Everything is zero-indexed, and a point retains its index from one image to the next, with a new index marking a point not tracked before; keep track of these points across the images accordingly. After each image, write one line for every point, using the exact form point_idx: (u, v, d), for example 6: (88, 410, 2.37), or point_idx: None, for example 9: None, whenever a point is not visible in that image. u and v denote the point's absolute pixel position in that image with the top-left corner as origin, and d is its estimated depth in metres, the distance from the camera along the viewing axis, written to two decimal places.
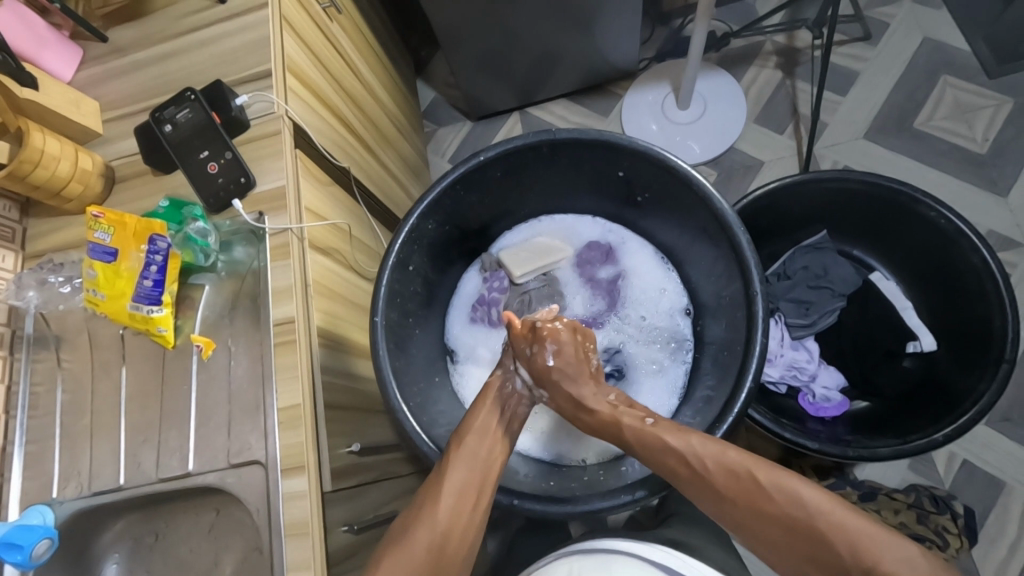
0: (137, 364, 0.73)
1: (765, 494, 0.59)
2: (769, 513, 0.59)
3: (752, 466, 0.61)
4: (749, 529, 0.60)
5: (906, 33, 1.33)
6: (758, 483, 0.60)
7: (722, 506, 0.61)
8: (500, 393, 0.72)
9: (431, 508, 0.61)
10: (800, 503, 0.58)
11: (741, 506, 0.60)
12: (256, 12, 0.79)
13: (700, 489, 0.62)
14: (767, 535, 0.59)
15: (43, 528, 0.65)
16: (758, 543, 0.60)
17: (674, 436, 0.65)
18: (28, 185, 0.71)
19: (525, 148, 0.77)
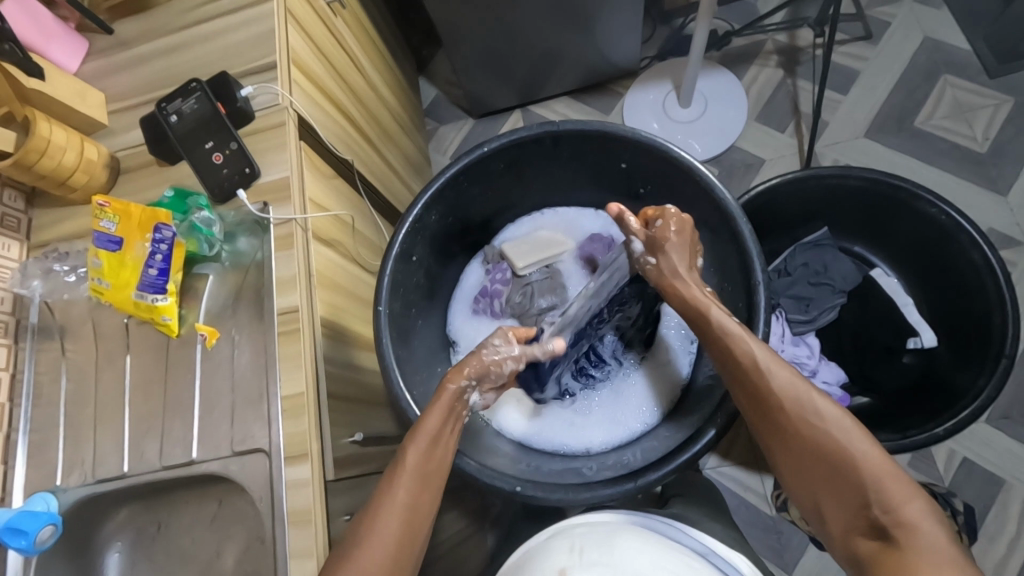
0: (141, 353, 0.74)
1: (818, 424, 0.57)
2: (815, 443, 0.57)
3: (826, 436, 0.57)
4: (784, 449, 0.59)
5: (906, 33, 1.34)
6: (808, 407, 0.58)
7: (771, 418, 0.60)
8: (452, 402, 0.63)
9: (384, 515, 0.57)
10: (848, 437, 0.56)
11: (789, 423, 0.58)
12: (261, 5, 0.79)
13: (753, 392, 0.61)
14: (801, 458, 0.58)
15: (47, 515, 0.66)
16: (786, 467, 0.59)
17: (748, 337, 0.62)
18: (34, 174, 0.72)
19: (528, 140, 0.77)
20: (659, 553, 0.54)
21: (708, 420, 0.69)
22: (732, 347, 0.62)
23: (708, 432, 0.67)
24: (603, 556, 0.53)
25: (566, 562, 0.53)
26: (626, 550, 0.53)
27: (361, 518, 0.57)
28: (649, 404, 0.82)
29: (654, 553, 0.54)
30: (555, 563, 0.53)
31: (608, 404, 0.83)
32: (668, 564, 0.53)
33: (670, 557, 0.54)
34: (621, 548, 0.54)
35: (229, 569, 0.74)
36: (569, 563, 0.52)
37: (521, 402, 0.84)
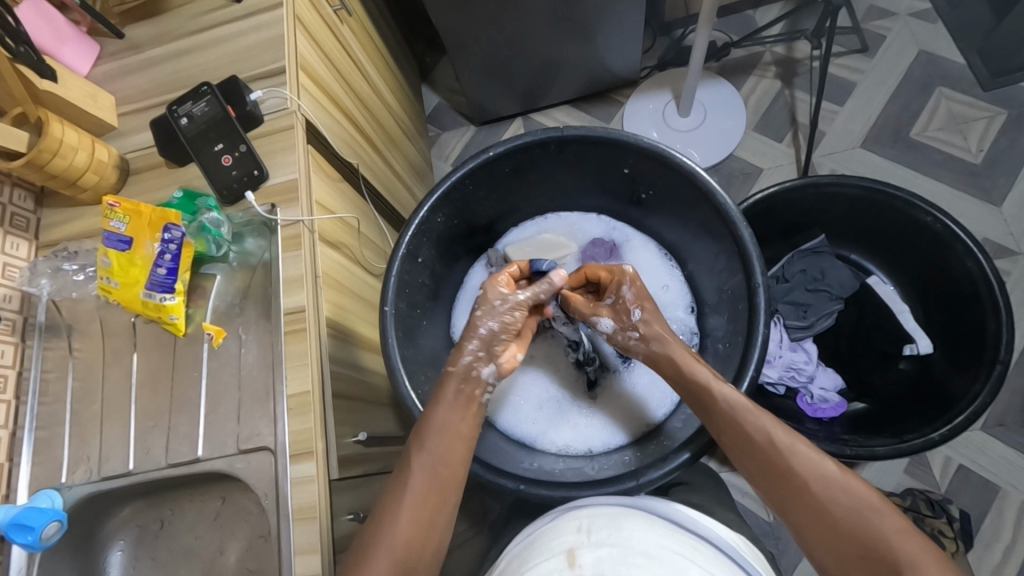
0: (149, 351, 0.75)
1: (841, 497, 0.58)
2: (841, 517, 0.57)
3: (807, 477, 0.60)
4: (812, 526, 0.58)
5: (902, 46, 1.36)
6: (829, 479, 0.59)
7: (791, 494, 0.60)
8: (458, 382, 0.67)
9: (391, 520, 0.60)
10: (874, 512, 0.56)
11: (812, 498, 0.59)
12: (271, 11, 0.81)
13: (772, 468, 0.61)
14: (829, 534, 0.57)
15: (52, 511, 0.66)
16: (816, 545, 0.58)
17: (758, 412, 0.64)
18: (45, 174, 0.73)
19: (534, 144, 0.79)
20: (666, 532, 0.53)
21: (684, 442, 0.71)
22: (748, 423, 0.64)
23: (682, 453, 0.69)
24: (612, 536, 0.52)
25: (574, 541, 0.51)
26: (634, 530, 0.52)
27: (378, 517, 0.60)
28: (645, 414, 0.83)
29: (661, 533, 0.53)
30: (562, 543, 0.52)
31: (605, 410, 0.84)
32: (676, 543, 0.52)
33: (675, 537, 0.54)
34: (629, 529, 0.53)
35: (231, 568, 0.74)
36: (577, 542, 0.51)
37: (517, 393, 0.86)
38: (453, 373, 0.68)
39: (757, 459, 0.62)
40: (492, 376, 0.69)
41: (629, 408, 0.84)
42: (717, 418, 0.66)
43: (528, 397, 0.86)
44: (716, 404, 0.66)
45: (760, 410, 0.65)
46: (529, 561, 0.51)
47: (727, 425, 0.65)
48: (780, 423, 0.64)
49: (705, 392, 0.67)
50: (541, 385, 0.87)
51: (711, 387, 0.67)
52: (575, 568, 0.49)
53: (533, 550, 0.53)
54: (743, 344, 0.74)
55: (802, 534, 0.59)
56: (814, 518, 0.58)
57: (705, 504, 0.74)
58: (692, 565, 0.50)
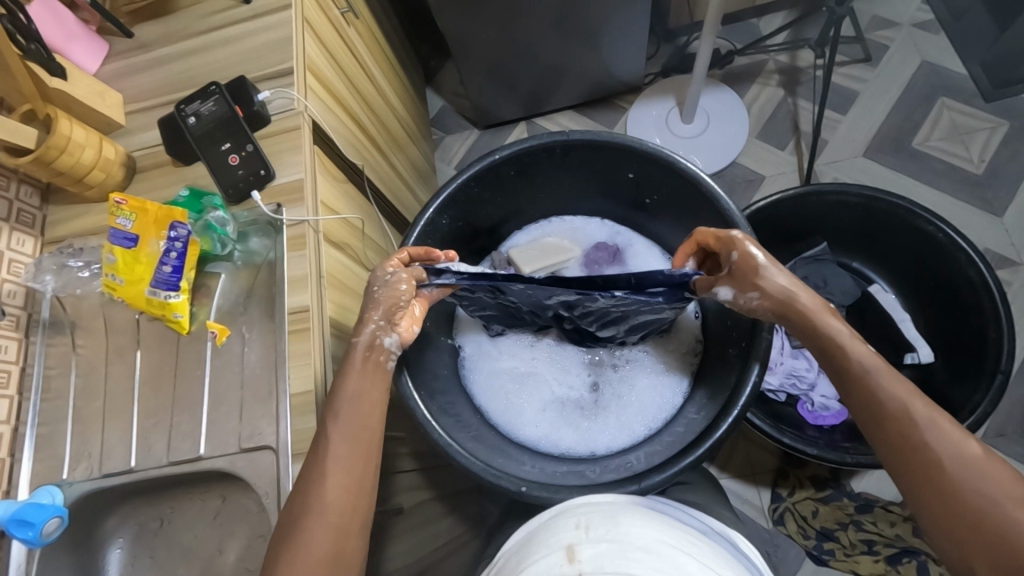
0: (152, 348, 0.75)
1: (974, 479, 0.53)
2: (970, 501, 0.52)
3: (937, 453, 0.55)
4: (933, 503, 0.54)
5: (905, 56, 1.37)
6: (964, 459, 0.54)
7: (912, 467, 0.56)
8: (365, 350, 0.66)
9: (326, 486, 0.59)
10: (1009, 501, 0.51)
11: (938, 475, 0.54)
12: (280, 13, 0.81)
13: (898, 439, 0.57)
14: (949, 515, 0.53)
15: (53, 507, 0.66)
16: (932, 524, 0.54)
17: (895, 379, 0.59)
18: (52, 171, 0.73)
19: (539, 148, 0.79)
20: (664, 528, 0.53)
21: (717, 414, 0.72)
22: (879, 387, 0.59)
23: (729, 415, 0.69)
24: (610, 532, 0.52)
25: (573, 538, 0.51)
26: (632, 526, 0.52)
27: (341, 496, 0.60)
28: (654, 412, 0.83)
29: (659, 528, 0.53)
30: (561, 539, 0.52)
31: (614, 407, 0.85)
32: (673, 538, 0.52)
33: (674, 533, 0.53)
34: (627, 525, 0.53)
35: (230, 567, 0.74)
36: (576, 539, 0.51)
37: (521, 397, 0.86)
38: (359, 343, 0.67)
39: (884, 424, 0.58)
40: (395, 345, 0.68)
41: (636, 399, 0.84)
42: (852, 382, 0.61)
43: (531, 402, 0.86)
44: (849, 367, 0.62)
45: (898, 377, 0.60)
46: (528, 558, 0.51)
47: (857, 384, 0.61)
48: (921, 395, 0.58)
49: (841, 352, 0.62)
50: (542, 391, 0.87)
51: (842, 348, 0.62)
52: (575, 563, 0.48)
53: (532, 548, 0.53)
54: (745, 347, 0.74)
55: (921, 513, 0.55)
56: (937, 496, 0.54)
57: (704, 507, 0.74)
58: (689, 560, 0.50)
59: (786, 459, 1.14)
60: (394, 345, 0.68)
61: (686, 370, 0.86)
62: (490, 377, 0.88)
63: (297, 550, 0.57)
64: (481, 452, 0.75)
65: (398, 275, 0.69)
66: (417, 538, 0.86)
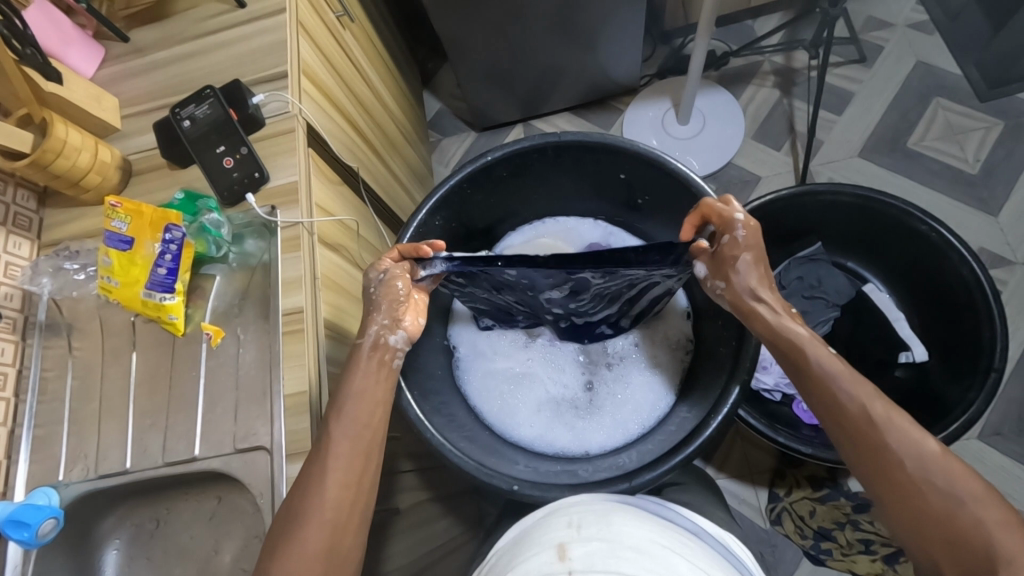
0: (147, 350, 0.75)
1: (935, 479, 0.54)
2: (932, 501, 0.54)
3: (899, 454, 0.56)
4: (898, 507, 0.55)
5: (900, 57, 1.38)
6: (925, 457, 0.56)
7: (876, 470, 0.57)
8: (370, 351, 0.68)
9: (317, 485, 0.60)
10: (970, 500, 0.53)
11: (902, 476, 0.56)
12: (276, 17, 0.82)
13: (862, 444, 0.58)
14: (914, 517, 0.54)
15: (50, 508, 0.66)
16: (898, 524, 0.56)
17: (855, 380, 0.60)
18: (48, 174, 0.74)
19: (532, 149, 0.80)
20: (656, 528, 0.54)
21: (709, 413, 0.72)
22: (839, 391, 0.60)
23: (719, 415, 0.70)
24: (602, 531, 0.52)
25: (565, 537, 0.51)
26: (624, 525, 0.52)
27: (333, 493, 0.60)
28: (648, 409, 0.84)
29: (651, 528, 0.54)
30: (553, 538, 0.52)
31: (607, 407, 0.85)
32: (665, 538, 0.53)
33: (666, 533, 0.54)
34: (618, 524, 0.53)
35: (226, 568, 0.75)
36: (568, 537, 0.51)
37: (515, 397, 0.86)
38: (363, 343, 0.68)
39: (848, 428, 0.59)
40: (400, 342, 0.70)
41: (631, 398, 0.85)
42: (815, 387, 0.62)
43: (525, 402, 0.86)
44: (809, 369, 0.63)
45: (857, 377, 0.61)
46: (519, 557, 0.51)
47: (819, 387, 0.62)
48: (879, 393, 0.60)
49: (796, 355, 0.64)
50: (536, 391, 0.87)
51: (804, 351, 0.63)
52: (565, 560, 0.49)
53: (523, 546, 0.53)
54: (736, 346, 0.75)
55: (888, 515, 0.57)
56: (901, 500, 0.55)
57: (697, 506, 0.75)
58: (681, 560, 0.50)
59: (783, 459, 1.14)
60: (400, 341, 0.70)
61: (679, 369, 0.86)
62: (484, 377, 0.88)
63: (291, 549, 0.58)
64: (475, 451, 0.75)
65: (391, 274, 0.70)
66: (413, 539, 0.86)
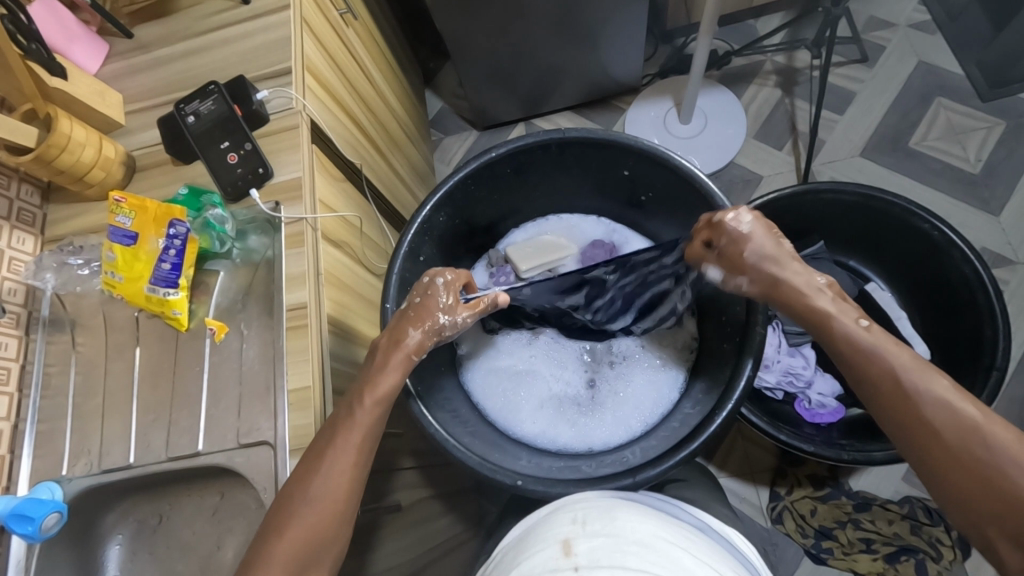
0: (151, 346, 0.75)
1: (976, 445, 0.55)
2: (975, 466, 0.54)
3: (937, 422, 0.57)
4: (941, 474, 0.56)
5: (902, 57, 1.38)
6: (964, 424, 0.56)
7: (919, 440, 0.57)
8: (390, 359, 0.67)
9: (312, 481, 0.60)
10: (1019, 466, 0.53)
11: (940, 444, 0.56)
12: (279, 13, 0.82)
13: (901, 413, 0.59)
14: (957, 483, 0.55)
15: (53, 502, 0.66)
16: (941, 490, 0.57)
17: (892, 349, 0.60)
18: (52, 170, 0.74)
19: (536, 146, 0.80)
20: (660, 523, 0.54)
21: (713, 409, 0.72)
22: (876, 360, 0.60)
23: (722, 412, 0.70)
24: (606, 527, 0.52)
25: (569, 532, 0.51)
26: (628, 520, 0.52)
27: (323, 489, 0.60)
28: (650, 407, 0.84)
29: (655, 523, 0.54)
30: (558, 534, 0.52)
31: (610, 404, 0.85)
32: (670, 533, 0.53)
33: (670, 528, 0.54)
34: (622, 520, 0.53)
35: (229, 563, 0.75)
36: (573, 532, 0.51)
37: (518, 393, 0.87)
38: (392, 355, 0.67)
39: (884, 395, 0.60)
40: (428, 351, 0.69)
41: (634, 397, 0.85)
42: (852, 354, 0.62)
43: (528, 399, 0.86)
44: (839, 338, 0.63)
45: (894, 345, 0.61)
46: (524, 553, 0.52)
47: (855, 358, 0.62)
48: (915, 360, 0.60)
49: (828, 325, 0.63)
50: (539, 388, 0.87)
51: (833, 321, 0.63)
52: (571, 556, 0.49)
53: (528, 542, 0.53)
54: (739, 343, 0.75)
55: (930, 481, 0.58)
56: (943, 466, 0.56)
57: (700, 503, 0.75)
58: (685, 555, 0.51)
59: (784, 457, 1.14)
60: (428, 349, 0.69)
61: (681, 367, 0.86)
62: (487, 374, 0.88)
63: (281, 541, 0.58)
64: (478, 447, 0.75)
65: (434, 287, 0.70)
66: (415, 536, 0.86)
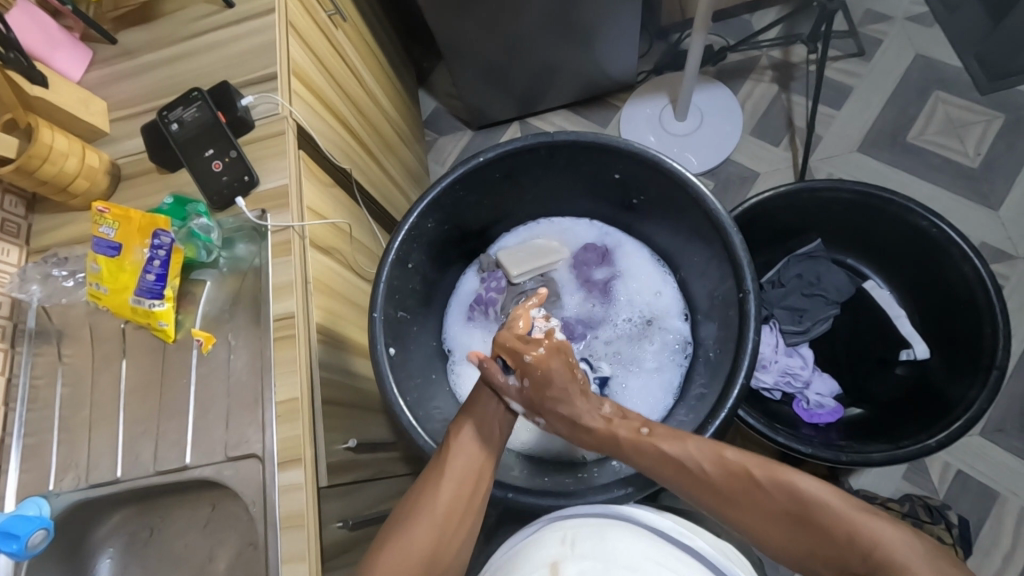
0: (138, 357, 0.74)
1: (776, 487, 0.56)
2: (784, 505, 0.56)
3: (742, 480, 0.58)
4: (765, 526, 0.57)
5: (899, 50, 1.36)
6: (764, 473, 0.58)
7: (732, 498, 0.59)
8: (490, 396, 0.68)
9: (428, 499, 0.59)
10: (814, 495, 0.55)
11: (749, 496, 0.58)
12: (264, 17, 0.81)
13: (714, 484, 0.60)
14: (781, 530, 0.56)
15: (39, 519, 0.65)
16: (772, 540, 0.57)
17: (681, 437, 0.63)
18: (35, 180, 0.73)
19: (524, 149, 0.79)
20: (651, 543, 0.53)
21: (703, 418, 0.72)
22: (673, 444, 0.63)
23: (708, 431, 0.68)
24: (595, 548, 0.51)
25: (557, 555, 0.51)
26: (618, 543, 0.52)
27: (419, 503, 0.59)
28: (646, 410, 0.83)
29: (645, 545, 0.53)
30: (545, 556, 0.51)
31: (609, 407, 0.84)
32: (660, 555, 0.52)
33: (661, 549, 0.53)
34: (612, 541, 0.52)
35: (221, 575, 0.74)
36: (561, 555, 0.51)
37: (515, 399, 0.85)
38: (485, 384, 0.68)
39: (696, 477, 0.61)
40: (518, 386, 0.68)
41: (637, 400, 0.84)
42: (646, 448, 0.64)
43: None
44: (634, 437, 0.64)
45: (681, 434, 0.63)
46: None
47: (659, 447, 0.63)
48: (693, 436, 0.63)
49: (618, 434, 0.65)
50: None
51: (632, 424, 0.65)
52: None
53: (515, 564, 0.52)
54: (734, 351, 0.74)
55: (762, 536, 0.57)
56: (761, 516, 0.57)
57: (695, 512, 0.74)
58: None
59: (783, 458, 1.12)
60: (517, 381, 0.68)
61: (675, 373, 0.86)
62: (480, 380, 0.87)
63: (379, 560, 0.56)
64: None
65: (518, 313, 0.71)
66: None
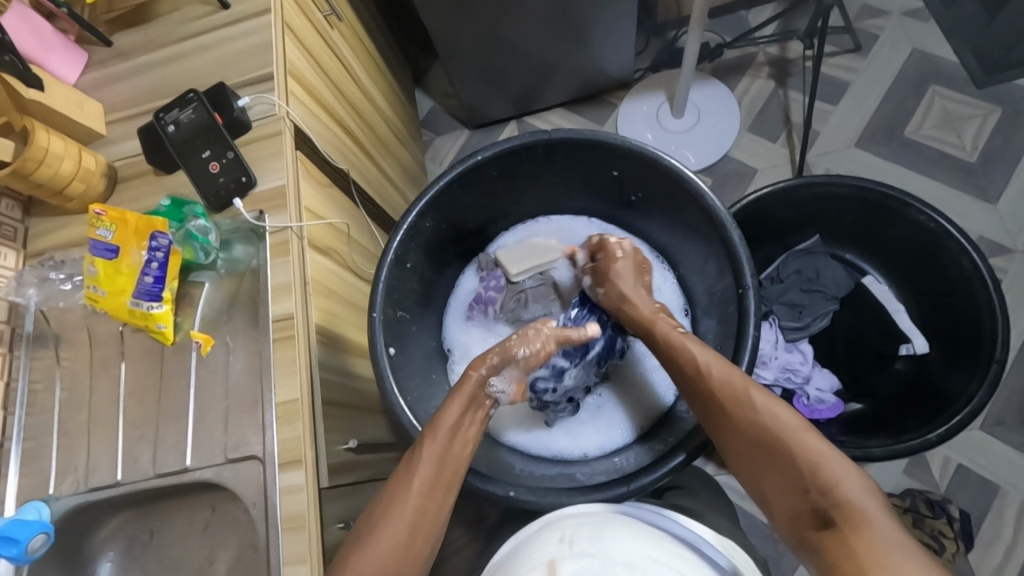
0: (136, 360, 0.74)
1: (758, 416, 0.60)
2: (759, 431, 0.59)
3: (735, 407, 0.61)
4: (739, 447, 0.61)
5: (896, 45, 1.36)
6: (753, 404, 0.60)
7: (715, 416, 0.63)
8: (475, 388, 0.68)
9: (394, 515, 0.58)
10: (792, 431, 0.57)
11: (732, 415, 0.61)
12: (260, 17, 0.80)
13: (702, 394, 0.65)
14: (750, 450, 0.60)
15: (38, 523, 0.65)
16: (739, 461, 0.61)
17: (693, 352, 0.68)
18: (30, 183, 0.72)
19: (521, 147, 0.79)
20: (650, 541, 0.53)
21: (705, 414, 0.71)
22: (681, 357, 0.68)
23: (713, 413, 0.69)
24: (594, 546, 0.51)
25: (555, 553, 0.51)
26: (616, 541, 0.52)
27: (383, 510, 0.59)
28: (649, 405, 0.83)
29: (645, 542, 0.53)
30: (543, 554, 0.51)
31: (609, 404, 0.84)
32: (659, 553, 0.52)
33: (659, 546, 0.53)
34: (611, 539, 0.52)
35: None
36: (559, 554, 0.51)
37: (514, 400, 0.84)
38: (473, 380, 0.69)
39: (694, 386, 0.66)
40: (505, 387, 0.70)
41: (640, 397, 0.84)
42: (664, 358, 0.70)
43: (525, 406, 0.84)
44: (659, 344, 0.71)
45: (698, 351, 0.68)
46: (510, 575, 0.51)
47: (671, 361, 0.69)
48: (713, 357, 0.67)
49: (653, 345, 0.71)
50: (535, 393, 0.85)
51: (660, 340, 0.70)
52: None
53: (514, 563, 0.52)
54: (733, 347, 0.74)
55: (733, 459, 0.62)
56: (737, 436, 0.61)
57: (695, 510, 0.74)
58: None
59: None
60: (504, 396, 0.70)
61: None
62: None
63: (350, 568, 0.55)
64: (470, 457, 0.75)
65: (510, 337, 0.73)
66: None
